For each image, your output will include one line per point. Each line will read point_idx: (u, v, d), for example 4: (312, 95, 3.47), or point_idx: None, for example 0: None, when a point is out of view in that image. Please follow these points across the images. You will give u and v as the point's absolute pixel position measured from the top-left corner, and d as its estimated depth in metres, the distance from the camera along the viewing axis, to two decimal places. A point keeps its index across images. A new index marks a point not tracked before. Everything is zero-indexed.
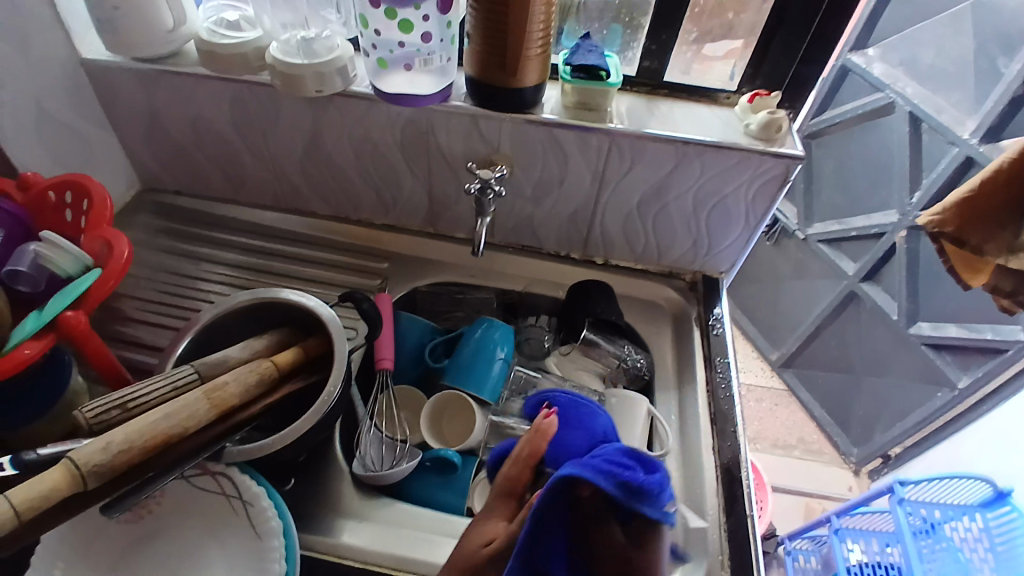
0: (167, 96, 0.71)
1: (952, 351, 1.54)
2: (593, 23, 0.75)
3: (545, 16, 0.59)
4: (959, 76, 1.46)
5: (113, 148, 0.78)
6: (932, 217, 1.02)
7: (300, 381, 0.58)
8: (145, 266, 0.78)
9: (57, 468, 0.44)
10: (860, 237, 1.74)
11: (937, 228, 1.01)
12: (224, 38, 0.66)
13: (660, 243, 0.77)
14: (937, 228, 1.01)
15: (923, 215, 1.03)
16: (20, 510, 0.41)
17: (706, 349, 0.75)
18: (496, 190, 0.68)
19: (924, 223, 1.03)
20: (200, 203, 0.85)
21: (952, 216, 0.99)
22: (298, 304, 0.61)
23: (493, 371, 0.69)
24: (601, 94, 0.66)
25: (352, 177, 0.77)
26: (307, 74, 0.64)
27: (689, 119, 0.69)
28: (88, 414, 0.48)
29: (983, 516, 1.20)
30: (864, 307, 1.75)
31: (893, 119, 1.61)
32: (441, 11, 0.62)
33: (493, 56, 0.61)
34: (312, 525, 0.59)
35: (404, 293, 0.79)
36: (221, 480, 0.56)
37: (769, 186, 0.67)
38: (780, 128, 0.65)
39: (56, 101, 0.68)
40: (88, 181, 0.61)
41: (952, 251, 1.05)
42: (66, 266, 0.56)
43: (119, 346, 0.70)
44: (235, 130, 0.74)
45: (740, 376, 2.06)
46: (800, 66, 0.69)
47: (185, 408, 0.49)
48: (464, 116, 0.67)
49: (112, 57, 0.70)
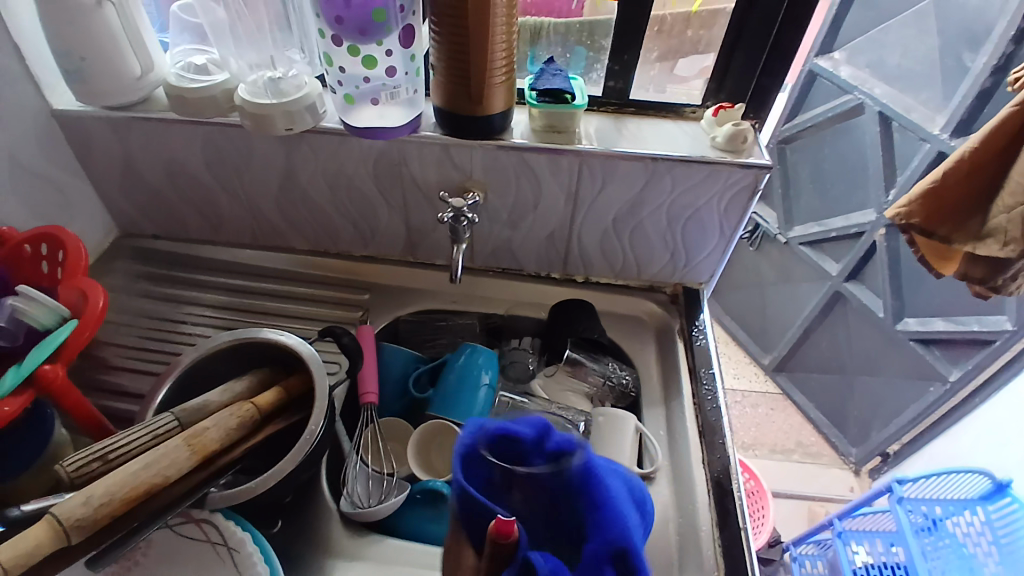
0: (140, 142, 0.72)
1: (941, 345, 1.55)
2: (556, 47, 0.76)
3: (506, 42, 0.60)
4: (927, 73, 1.49)
5: (88, 195, 0.78)
6: (900, 210, 1.06)
7: (284, 421, 0.58)
8: (124, 311, 0.77)
9: (39, 524, 0.43)
10: (841, 237, 1.75)
11: (905, 220, 1.06)
12: (192, 82, 0.67)
13: (639, 258, 0.77)
14: (904, 219, 1.06)
15: (891, 208, 1.06)
16: (5, 568, 0.41)
17: (690, 361, 0.74)
18: (470, 217, 0.68)
19: (891, 216, 1.07)
20: (179, 245, 0.85)
21: (918, 208, 1.04)
22: (278, 343, 0.62)
23: (479, 398, 0.68)
24: (569, 116, 0.67)
25: (328, 211, 0.77)
26: (277, 113, 0.64)
27: (657, 136, 0.70)
28: (69, 468, 0.48)
29: (984, 508, 1.20)
30: (851, 306, 1.76)
31: (865, 119, 1.63)
32: (404, 44, 0.63)
33: (458, 86, 0.62)
34: (304, 566, 0.59)
35: (387, 324, 0.79)
36: (207, 528, 0.56)
37: (741, 196, 0.68)
38: (746, 139, 0.66)
39: (27, 152, 0.69)
40: (63, 232, 0.61)
41: (922, 243, 1.12)
42: (41, 317, 0.56)
43: (100, 395, 0.70)
44: (208, 172, 0.74)
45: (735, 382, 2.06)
46: (762, 77, 0.70)
47: (166, 456, 0.49)
48: (435, 145, 0.67)
49: (81, 106, 0.71)
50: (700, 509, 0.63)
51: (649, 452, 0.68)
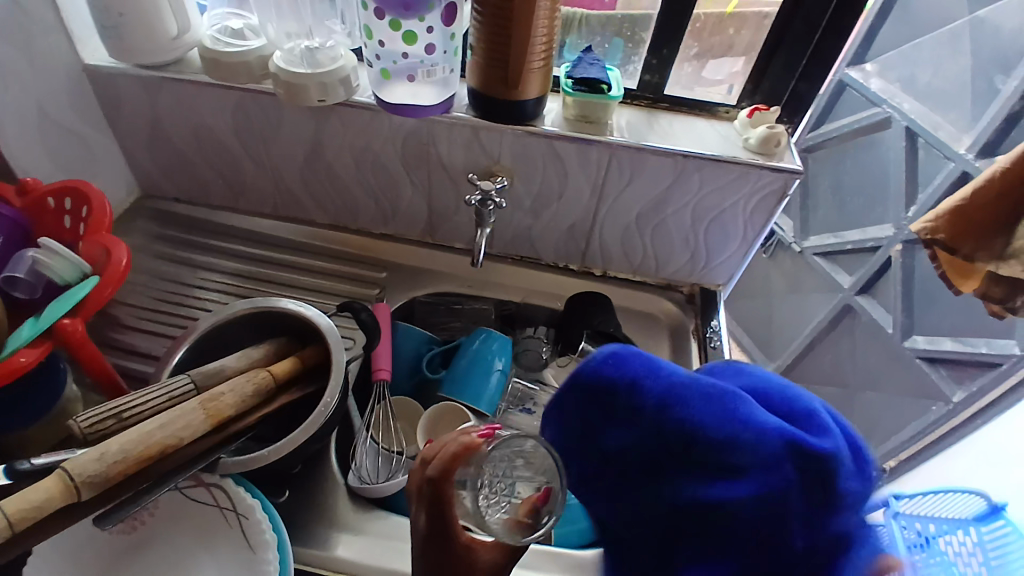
0: (169, 103, 0.71)
1: (947, 364, 1.54)
2: (594, 36, 0.75)
3: (548, 29, 0.59)
4: (956, 92, 1.47)
5: (111, 153, 0.78)
6: (925, 224, 0.96)
7: (298, 391, 0.58)
8: (142, 272, 0.77)
9: (51, 478, 0.43)
10: (857, 250, 1.75)
11: (929, 235, 0.96)
12: (227, 46, 0.66)
13: (659, 256, 0.77)
14: (928, 234, 0.96)
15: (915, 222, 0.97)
16: (13, 521, 0.41)
17: (703, 362, 0.75)
18: (496, 202, 0.68)
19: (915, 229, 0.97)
20: (199, 210, 0.85)
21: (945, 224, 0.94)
22: (296, 314, 0.61)
23: (491, 383, 0.68)
24: (603, 108, 0.66)
25: (351, 187, 0.77)
26: (311, 84, 0.64)
27: (689, 134, 0.69)
28: (83, 424, 0.48)
29: (977, 531, 1.24)
30: (860, 320, 1.75)
31: (892, 133, 1.62)
32: (445, 22, 0.62)
33: (496, 69, 0.61)
34: (308, 537, 0.60)
35: (402, 303, 0.79)
36: (216, 491, 0.55)
37: (768, 201, 0.67)
38: (779, 143, 0.65)
39: (57, 106, 0.68)
40: (88, 187, 0.61)
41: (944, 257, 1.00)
42: (64, 272, 0.55)
43: (114, 353, 0.70)
44: (235, 137, 0.74)
45: None
46: (799, 83, 0.70)
47: (181, 418, 0.49)
48: (465, 127, 0.67)
49: (112, 63, 0.70)
50: None
51: None
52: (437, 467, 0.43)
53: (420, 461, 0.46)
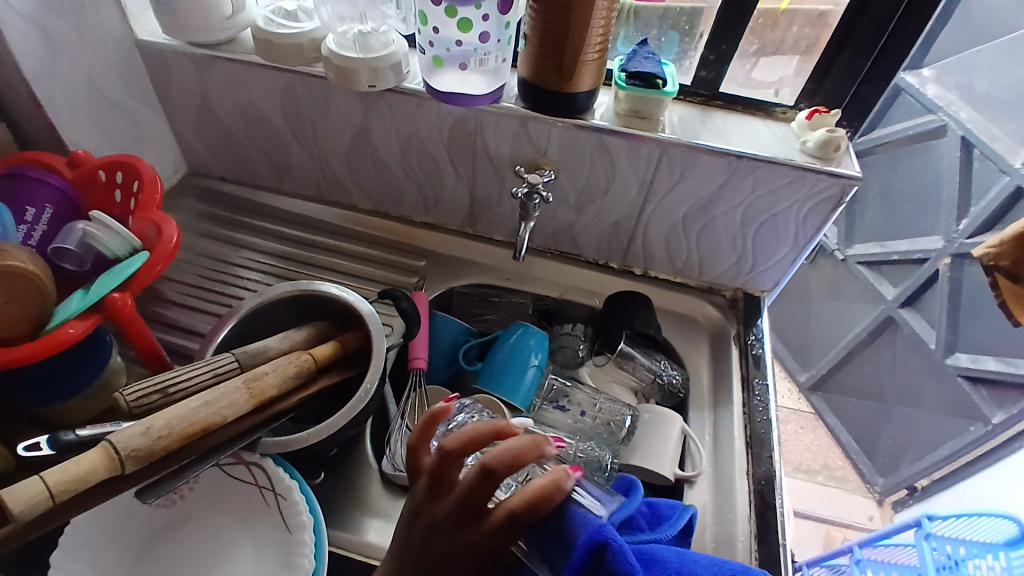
0: (219, 82, 0.72)
1: (990, 385, 1.50)
2: (650, 29, 0.73)
3: (605, 22, 0.58)
4: (1015, 101, 1.42)
5: (161, 129, 0.79)
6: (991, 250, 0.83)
7: (338, 374, 0.58)
8: (188, 249, 0.79)
9: (96, 450, 0.43)
10: (903, 261, 1.69)
11: (992, 261, 0.83)
12: (280, 28, 0.66)
13: (703, 258, 0.76)
14: (991, 260, 0.83)
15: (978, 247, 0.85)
16: (54, 492, 0.41)
17: (743, 369, 0.73)
18: (543, 196, 0.67)
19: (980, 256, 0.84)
20: (244, 190, 0.85)
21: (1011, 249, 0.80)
22: (337, 298, 0.61)
23: (527, 378, 0.67)
24: (655, 104, 0.65)
25: (395, 173, 0.77)
26: (363, 69, 0.64)
27: (743, 134, 0.67)
28: (128, 397, 0.48)
29: (1007, 555, 1.15)
30: (901, 333, 1.71)
31: (944, 142, 1.56)
32: (500, 11, 0.61)
33: (550, 60, 0.60)
34: (340, 521, 0.60)
35: (440, 292, 0.79)
36: (255, 471, 0.56)
37: (823, 207, 0.65)
38: (839, 148, 0.63)
39: (107, 81, 0.69)
40: (139, 162, 0.61)
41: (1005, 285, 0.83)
42: (114, 246, 0.56)
43: (158, 328, 0.71)
44: (282, 119, 0.74)
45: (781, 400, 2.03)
46: (862, 85, 0.67)
47: (226, 397, 0.49)
48: (514, 118, 0.66)
49: (165, 40, 0.71)
50: (740, 520, 0.62)
51: (693, 455, 0.67)
52: (455, 441, 0.43)
53: (477, 469, 0.42)
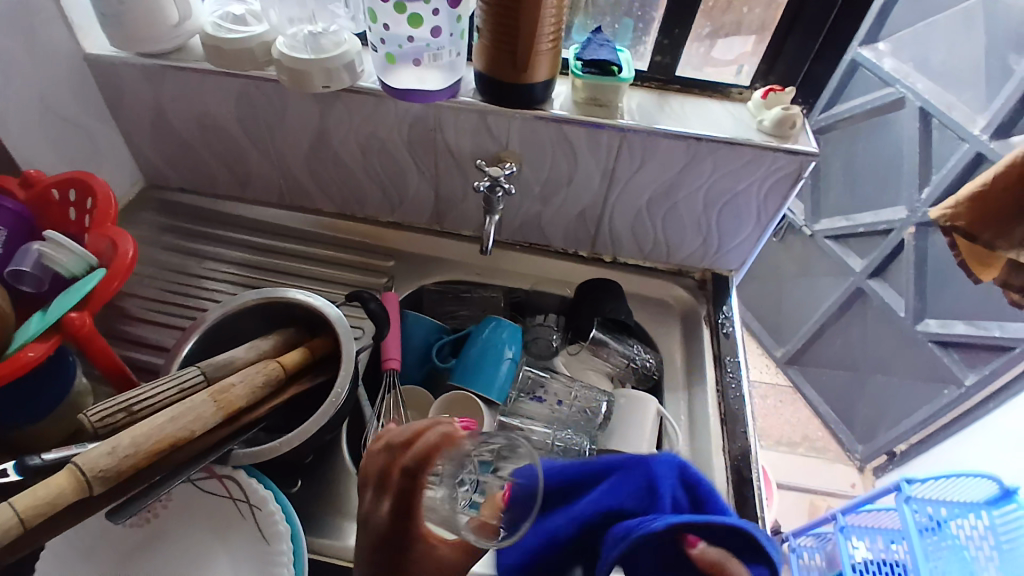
0: (172, 91, 0.70)
1: (958, 347, 1.53)
2: (604, 17, 0.73)
3: (557, 12, 0.58)
4: (969, 70, 1.44)
5: (115, 143, 0.77)
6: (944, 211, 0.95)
7: (309, 380, 0.58)
8: (150, 264, 0.77)
9: (61, 473, 0.43)
10: (869, 233, 1.73)
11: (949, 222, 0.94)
12: (230, 32, 0.65)
13: (670, 242, 0.76)
14: (947, 221, 0.94)
15: (935, 209, 0.96)
16: (23, 517, 0.40)
17: (715, 348, 0.74)
18: (505, 188, 0.67)
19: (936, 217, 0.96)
20: (205, 200, 0.84)
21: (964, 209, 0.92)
22: (304, 304, 0.61)
23: (501, 372, 0.68)
24: (613, 90, 0.65)
25: (358, 175, 0.76)
26: (316, 71, 0.63)
27: (701, 116, 0.67)
28: (93, 418, 0.47)
29: (989, 512, 1.22)
30: (872, 303, 1.74)
31: (905, 114, 1.59)
32: (451, 5, 0.61)
33: (505, 52, 0.60)
34: (320, 528, 0.60)
35: (411, 292, 0.78)
36: (228, 484, 0.55)
37: (782, 184, 0.66)
38: (794, 125, 0.64)
39: (59, 97, 0.67)
40: (91, 177, 0.60)
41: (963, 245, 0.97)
42: (69, 265, 0.54)
43: (123, 346, 0.69)
44: (239, 126, 0.73)
45: (752, 374, 2.05)
46: (814, 64, 0.69)
47: (192, 410, 0.49)
48: (473, 112, 0.65)
49: (114, 52, 0.69)
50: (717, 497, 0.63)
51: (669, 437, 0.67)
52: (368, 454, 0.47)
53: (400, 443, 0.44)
